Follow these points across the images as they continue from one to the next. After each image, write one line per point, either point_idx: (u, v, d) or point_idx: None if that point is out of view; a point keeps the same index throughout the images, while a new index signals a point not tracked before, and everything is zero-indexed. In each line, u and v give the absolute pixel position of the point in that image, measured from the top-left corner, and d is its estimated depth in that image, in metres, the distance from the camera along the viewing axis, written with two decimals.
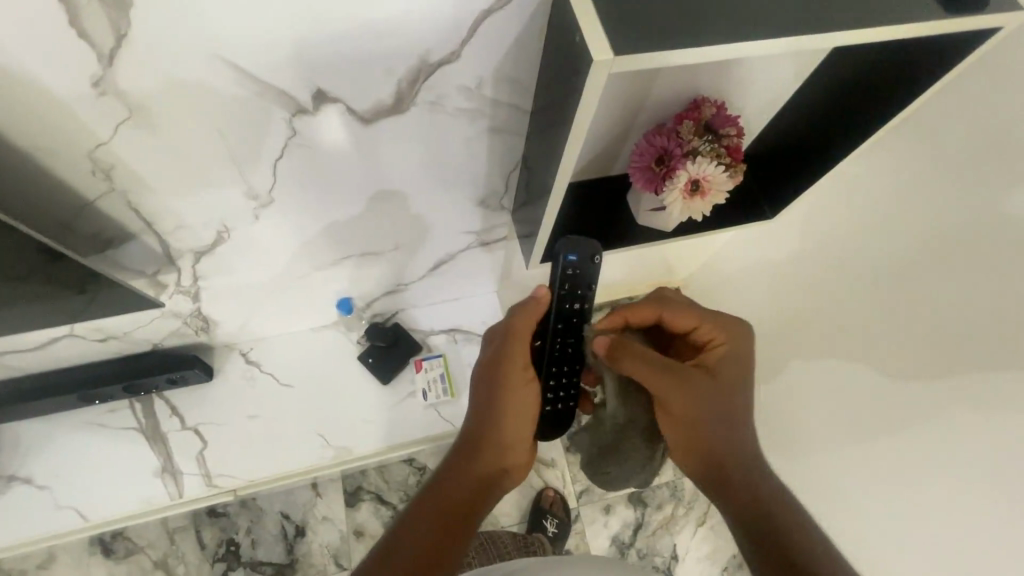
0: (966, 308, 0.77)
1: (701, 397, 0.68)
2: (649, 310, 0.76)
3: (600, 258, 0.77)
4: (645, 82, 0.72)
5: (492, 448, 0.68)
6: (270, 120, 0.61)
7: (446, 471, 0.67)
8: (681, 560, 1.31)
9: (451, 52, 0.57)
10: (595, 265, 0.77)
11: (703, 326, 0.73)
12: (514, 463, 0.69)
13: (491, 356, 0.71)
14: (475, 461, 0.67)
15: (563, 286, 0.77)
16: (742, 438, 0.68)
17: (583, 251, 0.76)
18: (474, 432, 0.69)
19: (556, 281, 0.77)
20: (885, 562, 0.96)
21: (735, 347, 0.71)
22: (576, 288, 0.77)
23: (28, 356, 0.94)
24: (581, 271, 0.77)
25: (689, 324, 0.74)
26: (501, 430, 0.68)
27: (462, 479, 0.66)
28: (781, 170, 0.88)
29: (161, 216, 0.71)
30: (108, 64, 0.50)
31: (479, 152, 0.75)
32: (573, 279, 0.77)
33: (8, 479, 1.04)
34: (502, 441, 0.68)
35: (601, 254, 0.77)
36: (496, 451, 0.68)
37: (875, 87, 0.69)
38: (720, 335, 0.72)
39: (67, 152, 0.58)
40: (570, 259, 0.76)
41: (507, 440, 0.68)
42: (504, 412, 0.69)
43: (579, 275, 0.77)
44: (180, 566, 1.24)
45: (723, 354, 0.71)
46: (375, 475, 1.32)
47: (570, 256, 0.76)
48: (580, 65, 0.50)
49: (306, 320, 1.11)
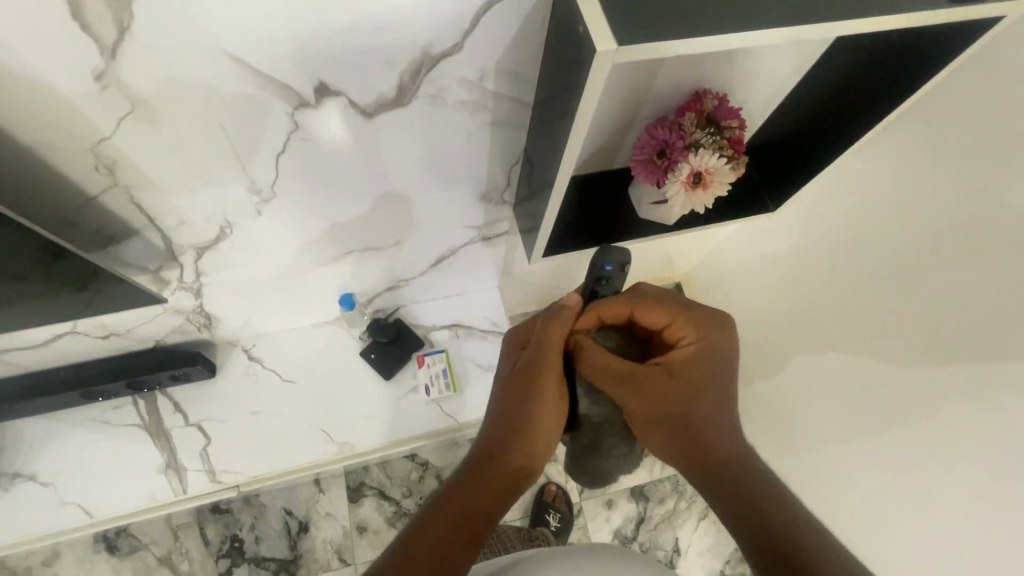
0: (969, 299, 0.77)
1: (666, 394, 0.67)
2: (619, 306, 0.71)
3: (632, 267, 0.72)
4: (647, 75, 0.72)
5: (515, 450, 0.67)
6: (272, 114, 0.60)
7: (469, 471, 0.67)
8: (683, 554, 1.31)
9: (452, 45, 0.57)
10: (626, 275, 0.72)
11: (674, 323, 0.71)
12: (539, 467, 0.69)
13: (524, 361, 0.71)
14: (500, 461, 0.67)
15: (591, 292, 0.74)
16: (721, 432, 0.66)
17: (618, 260, 0.70)
18: (501, 434, 0.69)
19: (586, 288, 0.73)
20: (888, 553, 0.97)
21: (706, 340, 0.69)
22: (603, 296, 0.74)
23: (31, 354, 0.94)
24: (613, 281, 0.72)
25: (661, 321, 0.71)
26: (524, 432, 0.68)
27: (487, 478, 0.65)
28: (783, 162, 0.88)
29: (163, 211, 0.71)
30: (110, 58, 0.50)
31: (481, 145, 0.74)
32: (601, 288, 0.73)
33: (12, 476, 1.04)
34: (530, 445, 0.68)
35: (634, 264, 0.71)
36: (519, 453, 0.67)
37: (878, 78, 0.69)
38: (691, 332, 0.70)
39: (69, 146, 0.58)
40: (607, 268, 0.70)
41: (535, 444, 0.68)
42: (533, 415, 0.68)
43: (608, 285, 0.72)
44: (185, 562, 1.24)
45: (693, 349, 0.69)
46: (378, 470, 1.32)
47: (606, 267, 0.70)
48: (583, 56, 0.50)
49: (308, 316, 1.11)
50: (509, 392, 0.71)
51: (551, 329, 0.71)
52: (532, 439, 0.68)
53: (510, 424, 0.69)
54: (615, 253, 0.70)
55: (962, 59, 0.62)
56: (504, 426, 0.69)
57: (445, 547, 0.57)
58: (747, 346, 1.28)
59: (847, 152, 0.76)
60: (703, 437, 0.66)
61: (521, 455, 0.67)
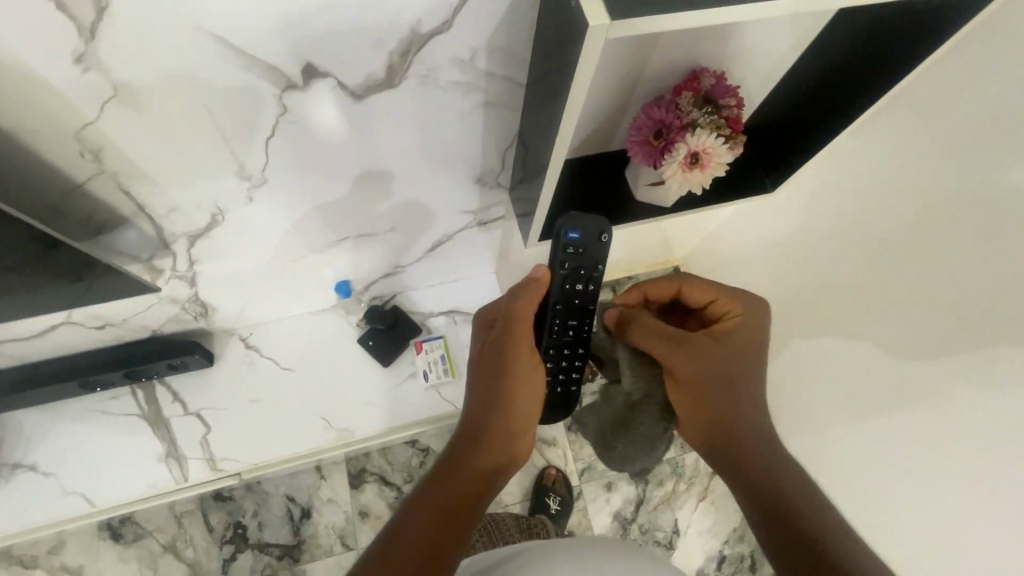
0: (972, 280, 0.76)
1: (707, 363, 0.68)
2: (670, 282, 0.74)
3: (608, 238, 0.75)
4: (643, 53, 0.70)
5: (498, 433, 0.66)
6: (259, 96, 0.59)
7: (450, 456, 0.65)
8: (682, 535, 1.32)
9: (442, 22, 0.56)
10: (600, 244, 0.75)
11: (721, 301, 0.72)
12: (522, 450, 0.68)
13: (494, 339, 0.71)
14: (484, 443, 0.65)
15: (564, 264, 0.74)
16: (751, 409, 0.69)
17: (588, 229, 0.74)
18: (480, 417, 0.68)
19: (556, 259, 0.74)
20: (885, 533, 0.97)
21: (751, 316, 0.71)
22: (579, 265, 0.75)
23: (26, 344, 0.93)
24: (586, 250, 0.74)
25: (705, 298, 0.73)
26: (508, 416, 0.67)
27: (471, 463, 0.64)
28: (780, 143, 0.87)
29: (153, 198, 0.70)
30: (90, 38, 0.49)
31: (475, 127, 0.73)
32: (574, 258, 0.74)
33: (13, 467, 1.05)
34: (511, 425, 0.67)
35: (610, 233, 0.75)
36: (503, 434, 0.67)
37: (880, 51, 0.67)
38: (735, 307, 0.72)
39: (53, 132, 0.57)
40: (572, 237, 0.74)
41: (517, 424, 0.67)
42: (510, 394, 0.68)
43: (582, 252, 0.74)
44: (189, 549, 1.25)
45: (739, 323, 0.71)
46: (379, 457, 1.33)
47: (570, 236, 0.74)
48: (575, 33, 0.49)
49: (305, 303, 1.11)
50: (485, 372, 0.70)
51: (521, 305, 0.72)
52: (511, 421, 0.67)
53: (489, 402, 0.68)
54: (578, 222, 0.73)
55: (967, 31, 0.60)
56: (484, 402, 0.68)
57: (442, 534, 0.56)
58: None
59: (845, 131, 0.75)
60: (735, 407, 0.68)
61: (505, 437, 0.66)
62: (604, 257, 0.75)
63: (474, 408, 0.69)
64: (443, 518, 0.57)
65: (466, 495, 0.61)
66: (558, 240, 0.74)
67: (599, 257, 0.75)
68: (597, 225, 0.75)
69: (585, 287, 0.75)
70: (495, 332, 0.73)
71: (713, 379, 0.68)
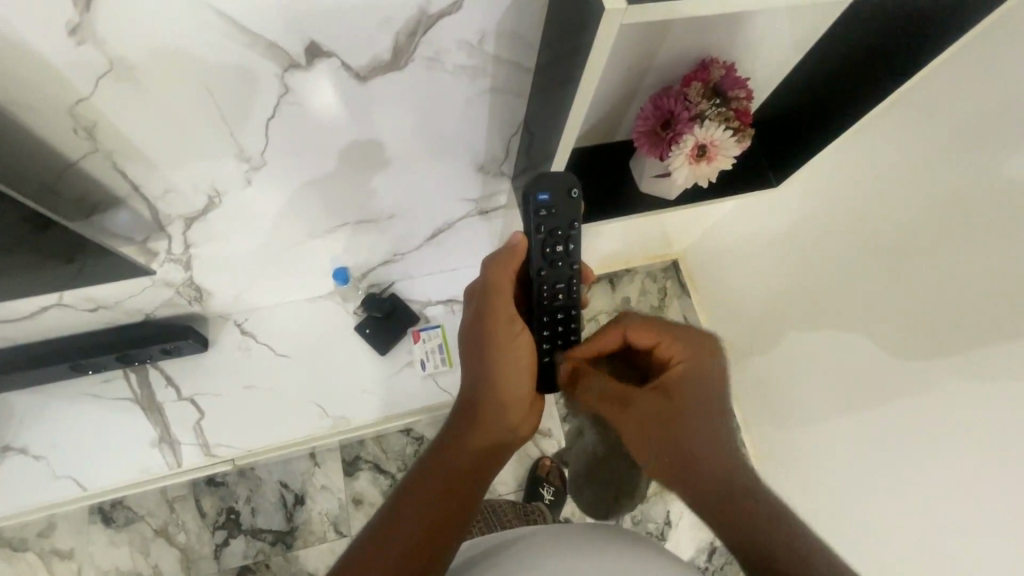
0: (975, 279, 0.76)
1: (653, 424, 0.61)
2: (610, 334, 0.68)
3: (576, 192, 0.71)
4: (653, 40, 0.69)
5: (494, 410, 0.64)
6: (259, 74, 0.58)
7: (446, 437, 0.62)
8: (674, 526, 1.33)
9: (450, 4, 0.54)
10: (569, 201, 0.70)
11: (663, 343, 0.65)
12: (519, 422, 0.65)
13: (475, 320, 0.68)
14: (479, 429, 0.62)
15: (539, 231, 0.70)
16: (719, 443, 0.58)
17: (554, 186, 0.70)
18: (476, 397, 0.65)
19: (530, 226, 0.70)
20: (880, 528, 0.98)
21: (696, 360, 0.63)
22: (553, 228, 0.70)
23: (17, 325, 0.92)
24: (556, 211, 0.70)
25: (649, 340, 0.66)
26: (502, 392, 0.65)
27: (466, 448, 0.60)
28: (787, 138, 0.86)
29: (148, 177, 0.68)
30: (85, 10, 0.47)
31: (478, 113, 0.72)
32: (541, 222, 0.70)
33: (4, 449, 1.03)
34: (504, 399, 0.64)
35: (577, 187, 0.70)
36: (498, 413, 0.64)
37: (896, 45, 0.66)
38: (682, 352, 0.64)
39: (46, 107, 0.55)
40: (541, 199, 0.70)
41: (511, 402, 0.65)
42: (500, 378, 0.65)
43: (551, 215, 0.70)
44: (181, 534, 1.25)
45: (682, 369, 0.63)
46: (373, 445, 1.32)
47: (541, 198, 0.69)
48: (588, 17, 0.48)
49: (302, 290, 1.09)
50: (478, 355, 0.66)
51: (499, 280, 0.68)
52: (503, 400, 0.64)
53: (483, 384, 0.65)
54: (544, 182, 0.69)
55: (980, 29, 0.59)
56: (481, 383, 0.65)
57: (436, 524, 0.52)
58: (742, 323, 1.27)
59: (854, 127, 0.74)
60: (681, 456, 0.58)
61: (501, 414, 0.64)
62: (578, 212, 0.71)
63: (467, 388, 0.66)
64: (439, 500, 0.54)
65: (467, 475, 0.58)
66: (529, 206, 0.70)
67: (572, 215, 0.71)
68: (564, 180, 0.70)
69: (565, 250, 0.71)
70: (478, 312, 0.68)
71: (668, 443, 0.59)
